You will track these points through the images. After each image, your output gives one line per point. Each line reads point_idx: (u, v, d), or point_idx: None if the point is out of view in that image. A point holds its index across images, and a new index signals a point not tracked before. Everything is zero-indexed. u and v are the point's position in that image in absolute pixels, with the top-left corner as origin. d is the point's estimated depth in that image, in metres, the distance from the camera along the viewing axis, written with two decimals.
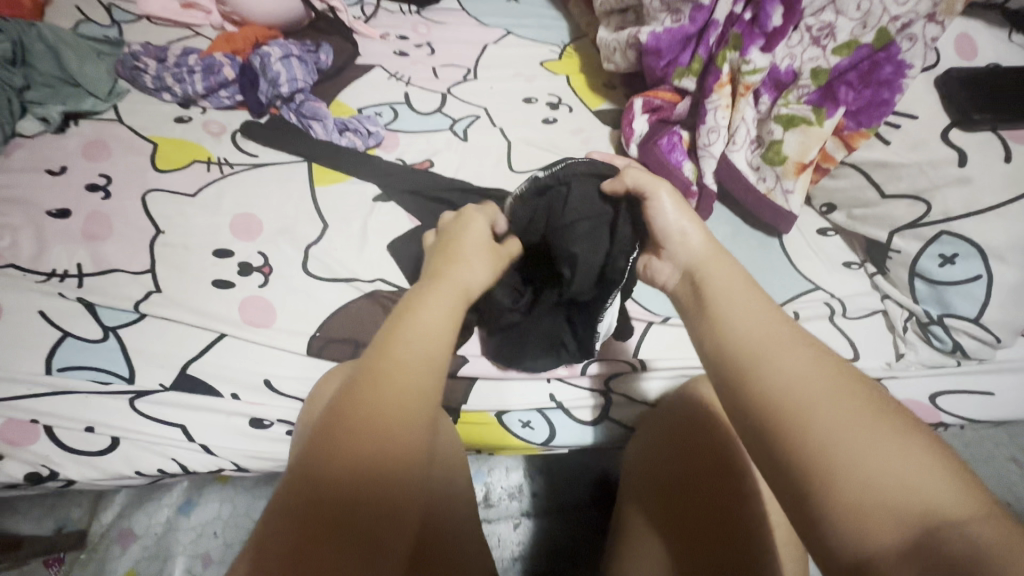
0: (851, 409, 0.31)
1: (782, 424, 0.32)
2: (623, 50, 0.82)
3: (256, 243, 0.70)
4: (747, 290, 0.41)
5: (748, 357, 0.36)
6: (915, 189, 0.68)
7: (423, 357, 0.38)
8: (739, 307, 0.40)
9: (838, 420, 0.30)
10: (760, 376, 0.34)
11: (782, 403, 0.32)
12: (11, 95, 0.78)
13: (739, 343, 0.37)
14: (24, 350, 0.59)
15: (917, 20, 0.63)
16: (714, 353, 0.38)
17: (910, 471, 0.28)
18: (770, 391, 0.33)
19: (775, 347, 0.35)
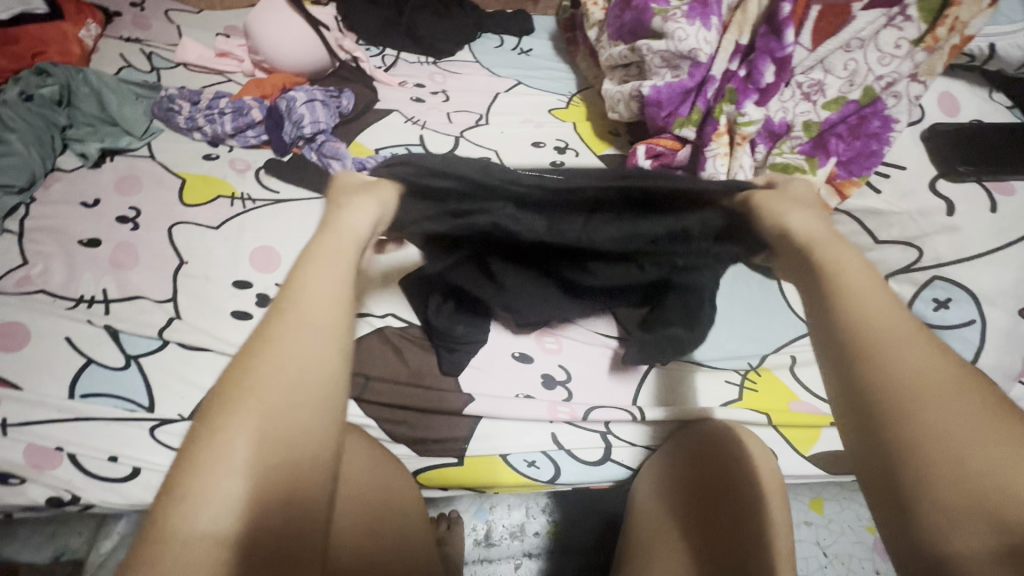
0: (962, 415, 0.32)
1: (891, 416, 0.33)
2: (627, 101, 0.87)
3: (274, 275, 0.74)
4: (871, 275, 0.38)
5: (863, 349, 0.35)
6: (907, 236, 0.70)
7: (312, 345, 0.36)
8: (864, 292, 0.37)
9: (939, 416, 0.32)
10: (877, 367, 0.34)
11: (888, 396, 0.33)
12: (55, 133, 0.84)
13: (860, 328, 0.36)
14: (51, 373, 0.62)
15: (901, 79, 0.68)
16: (828, 337, 0.37)
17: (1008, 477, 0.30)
18: (881, 384, 0.34)
19: (899, 344, 0.35)
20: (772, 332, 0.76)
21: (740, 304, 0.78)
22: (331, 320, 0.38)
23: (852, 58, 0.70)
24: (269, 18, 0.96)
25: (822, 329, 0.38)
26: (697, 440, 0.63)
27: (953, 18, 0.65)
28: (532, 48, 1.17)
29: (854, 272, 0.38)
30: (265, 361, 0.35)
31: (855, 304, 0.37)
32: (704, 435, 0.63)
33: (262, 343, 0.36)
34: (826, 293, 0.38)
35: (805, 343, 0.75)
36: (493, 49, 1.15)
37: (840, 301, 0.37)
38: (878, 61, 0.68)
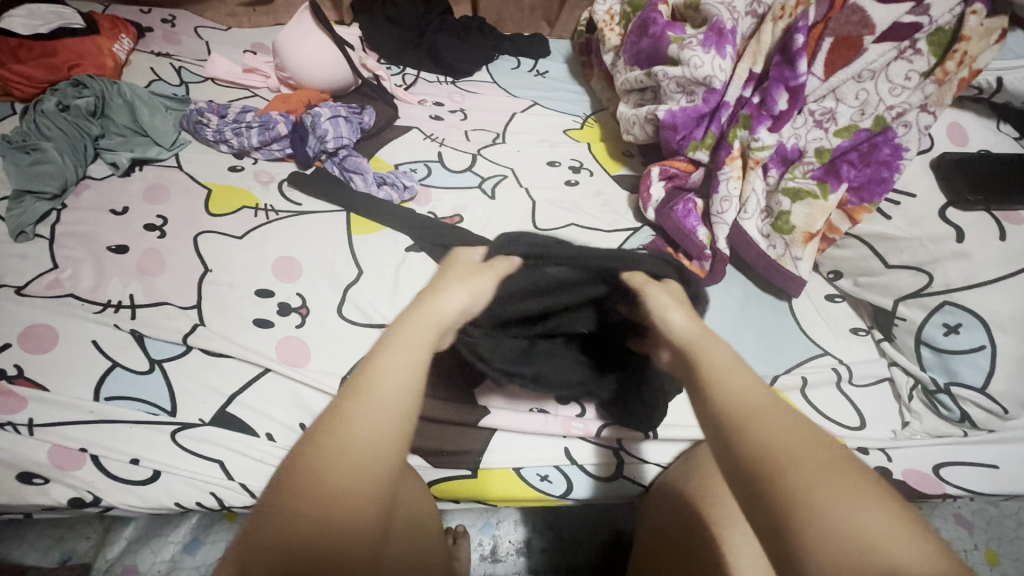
0: (828, 468, 0.36)
1: (768, 478, 0.36)
2: (642, 124, 0.90)
3: (296, 284, 0.75)
4: (732, 359, 0.46)
5: (741, 415, 0.40)
6: (917, 261, 0.72)
7: (389, 406, 0.41)
8: (726, 370, 0.44)
9: (803, 469, 0.36)
10: (748, 432, 0.39)
11: (769, 454, 0.37)
12: (88, 142, 0.87)
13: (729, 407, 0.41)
14: (78, 376, 0.64)
15: (911, 110, 0.70)
16: (705, 412, 0.42)
17: (872, 526, 0.33)
18: (751, 452, 0.38)
19: (758, 413, 0.40)
20: (785, 353, 0.76)
21: (751, 324, 0.79)
22: (412, 379, 0.43)
23: (863, 88, 0.72)
24: (298, 37, 1.00)
25: (699, 404, 0.43)
26: (669, 510, 0.62)
27: (962, 53, 0.67)
28: (548, 70, 1.20)
29: (718, 356, 0.46)
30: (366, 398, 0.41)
31: (723, 381, 0.43)
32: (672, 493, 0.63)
33: (361, 376, 0.42)
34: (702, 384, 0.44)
35: (816, 364, 0.76)
36: (509, 70, 1.18)
37: (710, 382, 0.43)
38: (889, 92, 0.70)
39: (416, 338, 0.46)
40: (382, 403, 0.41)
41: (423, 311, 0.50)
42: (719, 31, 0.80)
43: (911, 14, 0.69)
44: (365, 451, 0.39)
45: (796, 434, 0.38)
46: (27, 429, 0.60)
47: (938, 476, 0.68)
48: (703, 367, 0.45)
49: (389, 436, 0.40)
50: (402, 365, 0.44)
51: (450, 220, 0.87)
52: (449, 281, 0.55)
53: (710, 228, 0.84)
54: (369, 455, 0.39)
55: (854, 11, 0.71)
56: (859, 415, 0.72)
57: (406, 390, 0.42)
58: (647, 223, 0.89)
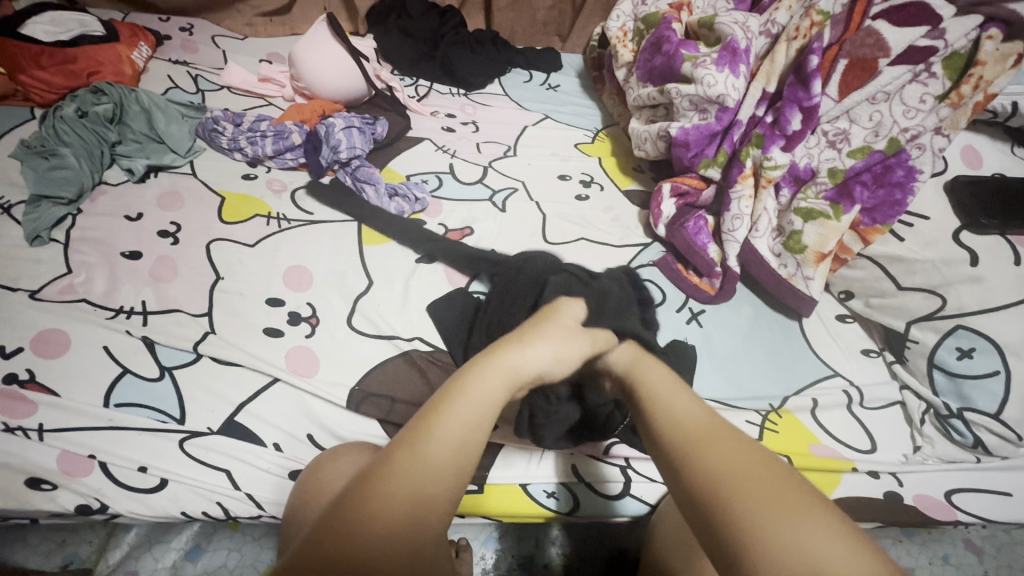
0: (758, 481, 0.43)
1: (708, 488, 0.43)
2: (654, 140, 0.90)
3: (306, 294, 0.76)
4: (674, 387, 0.53)
5: (685, 438, 0.47)
6: (929, 284, 0.71)
7: (440, 437, 0.45)
8: (672, 398, 0.51)
9: (744, 489, 0.43)
10: (696, 457, 0.46)
11: (709, 473, 0.44)
12: (105, 148, 0.88)
13: (681, 433, 0.48)
14: (88, 382, 0.64)
15: (925, 132, 0.69)
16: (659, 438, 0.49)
17: (801, 531, 0.39)
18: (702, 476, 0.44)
19: (710, 441, 0.47)
20: (795, 373, 0.76)
21: (761, 343, 0.78)
22: (464, 418, 0.46)
23: (877, 110, 0.72)
24: (313, 48, 1.01)
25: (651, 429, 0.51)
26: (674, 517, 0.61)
27: (977, 77, 0.66)
28: (560, 84, 1.21)
29: (665, 387, 0.53)
30: (423, 444, 0.44)
31: (667, 409, 0.50)
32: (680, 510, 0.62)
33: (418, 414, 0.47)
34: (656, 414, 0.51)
35: (826, 386, 0.75)
36: (522, 83, 1.19)
37: (661, 411, 0.50)
38: (903, 114, 0.70)
39: (484, 393, 0.48)
40: (441, 445, 0.44)
41: (493, 364, 0.51)
42: (733, 51, 0.81)
43: (926, 37, 0.68)
44: (423, 479, 0.43)
45: (731, 452, 0.45)
46: (37, 434, 0.60)
47: (950, 502, 0.67)
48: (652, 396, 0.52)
49: (440, 462, 0.44)
50: (468, 416, 0.46)
51: (460, 232, 0.87)
52: (532, 333, 0.55)
53: (720, 246, 0.84)
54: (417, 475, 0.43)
55: (870, 34, 0.71)
56: (870, 438, 0.71)
57: (468, 435, 0.46)
58: (658, 239, 0.89)
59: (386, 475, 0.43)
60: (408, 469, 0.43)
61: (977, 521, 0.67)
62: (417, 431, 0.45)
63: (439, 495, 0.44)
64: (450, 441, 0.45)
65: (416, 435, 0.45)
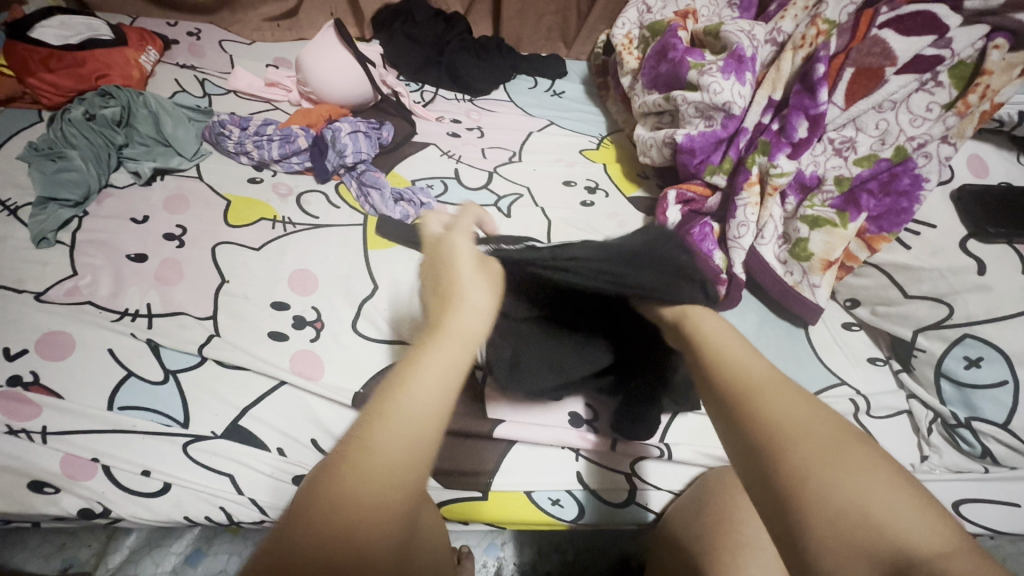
0: (826, 443, 0.35)
1: (772, 445, 0.36)
2: (659, 147, 0.91)
3: (311, 297, 0.75)
4: (730, 333, 0.48)
5: (739, 398, 0.40)
6: (937, 292, 0.71)
7: (438, 396, 0.35)
8: (726, 358, 0.44)
9: (818, 456, 0.35)
10: (762, 407, 0.39)
11: (764, 434, 0.37)
12: (112, 151, 0.88)
13: (737, 385, 0.42)
14: (92, 384, 0.64)
15: (932, 141, 0.69)
16: (712, 401, 0.42)
17: (867, 498, 0.33)
18: (770, 428, 0.37)
19: (769, 392, 0.40)
20: (801, 381, 0.75)
21: (767, 350, 0.78)
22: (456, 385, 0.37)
23: (884, 118, 0.72)
24: (321, 53, 1.01)
25: (704, 383, 0.45)
26: (702, 494, 0.64)
27: (985, 86, 0.66)
28: (565, 90, 1.21)
29: (717, 342, 0.46)
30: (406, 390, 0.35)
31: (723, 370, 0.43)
32: (689, 519, 0.62)
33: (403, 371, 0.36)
34: (707, 359, 0.46)
35: (834, 394, 0.75)
36: (527, 90, 1.20)
37: (721, 363, 0.44)
38: (910, 122, 0.70)
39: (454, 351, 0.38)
40: (427, 395, 0.35)
41: (451, 327, 0.40)
42: (739, 58, 0.81)
43: (933, 46, 0.69)
44: (396, 453, 0.33)
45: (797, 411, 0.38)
46: (41, 437, 0.60)
47: (958, 513, 0.66)
48: (712, 350, 0.46)
49: (425, 434, 0.34)
50: (440, 368, 0.36)
51: None
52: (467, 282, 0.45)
53: (726, 252, 0.83)
54: (405, 451, 0.33)
55: (876, 43, 0.72)
56: None
57: (454, 389, 0.36)
58: None
59: (368, 438, 0.33)
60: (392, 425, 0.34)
61: (984, 531, 0.66)
62: (399, 380, 0.35)
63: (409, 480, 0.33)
64: (435, 389, 0.35)
65: (396, 379, 0.35)
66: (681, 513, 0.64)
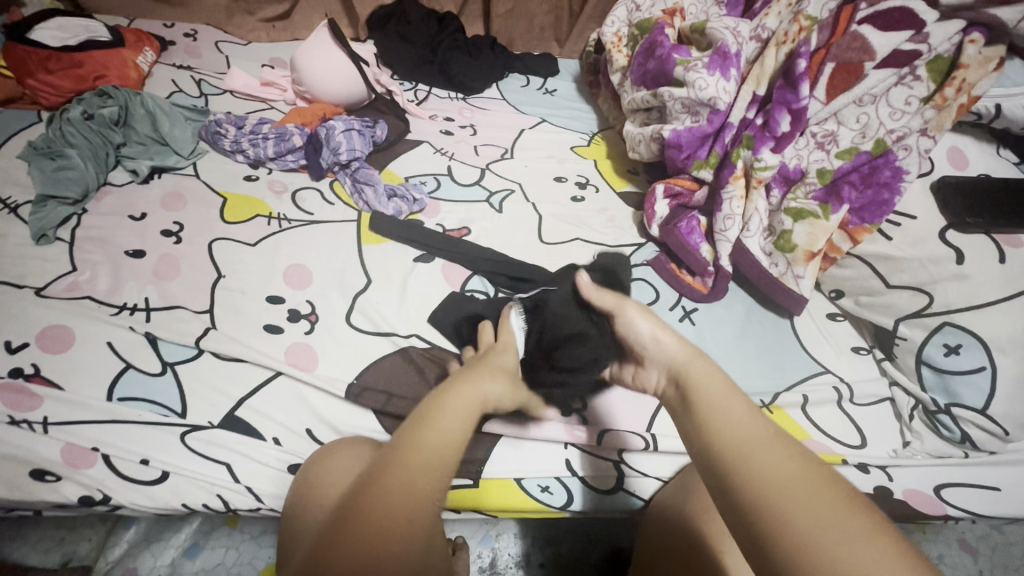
0: (805, 484, 0.42)
1: (751, 490, 0.42)
2: (647, 142, 0.92)
3: (306, 292, 0.77)
4: (722, 380, 0.54)
5: (727, 446, 0.46)
6: (917, 281, 0.72)
7: (430, 446, 0.49)
8: (711, 401, 0.51)
9: (793, 509, 0.40)
10: (744, 466, 0.44)
11: (753, 483, 0.42)
12: (110, 150, 0.89)
13: (721, 435, 0.47)
14: (92, 376, 0.65)
15: (911, 134, 0.71)
16: (698, 443, 0.48)
17: (833, 536, 0.38)
18: (745, 482, 0.43)
19: (748, 445, 0.45)
20: (786, 370, 0.77)
21: (752, 340, 0.80)
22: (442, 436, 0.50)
23: (864, 112, 0.73)
24: (314, 53, 1.03)
25: (692, 439, 0.49)
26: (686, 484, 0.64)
27: (961, 80, 0.68)
28: (557, 88, 1.23)
29: (710, 384, 0.53)
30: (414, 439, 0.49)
31: (708, 410, 0.50)
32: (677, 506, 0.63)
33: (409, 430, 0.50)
34: (694, 414, 0.51)
35: (818, 382, 0.76)
36: (519, 88, 1.21)
37: (706, 411, 0.50)
38: (889, 116, 0.72)
39: (457, 401, 0.54)
40: (430, 447, 0.49)
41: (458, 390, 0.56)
42: (724, 55, 0.83)
43: (911, 41, 0.71)
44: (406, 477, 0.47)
45: (785, 462, 0.43)
46: (42, 427, 0.61)
47: (940, 498, 0.68)
48: (697, 404, 0.52)
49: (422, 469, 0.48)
50: (444, 424, 0.51)
51: (457, 233, 0.88)
52: (486, 370, 0.61)
53: (713, 245, 0.85)
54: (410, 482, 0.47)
55: (856, 38, 0.73)
56: (860, 433, 0.72)
57: (447, 440, 0.50)
58: (652, 240, 0.91)
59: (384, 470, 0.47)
60: (398, 472, 0.47)
61: (966, 514, 0.68)
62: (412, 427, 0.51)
63: (417, 488, 0.47)
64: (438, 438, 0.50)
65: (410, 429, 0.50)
66: (661, 512, 0.64)
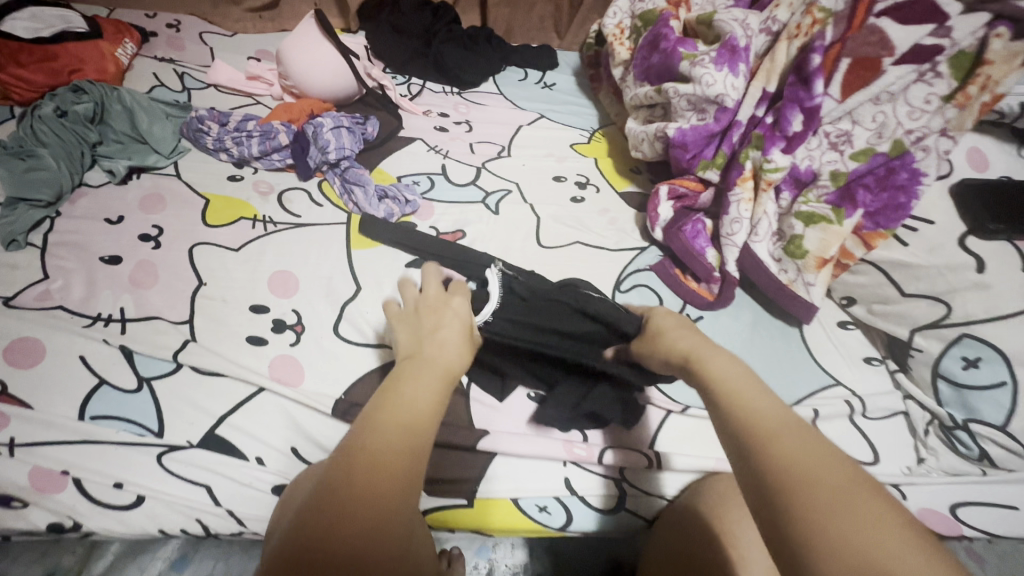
0: (841, 483, 0.33)
1: (778, 487, 0.34)
2: (651, 141, 0.88)
3: (292, 300, 0.73)
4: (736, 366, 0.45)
5: (750, 432, 0.37)
6: (934, 291, 0.69)
7: (414, 409, 0.41)
8: (734, 384, 0.42)
9: (825, 507, 0.32)
10: (772, 450, 0.36)
11: (781, 472, 0.34)
12: (85, 149, 0.85)
13: (744, 418, 0.39)
14: (62, 393, 0.61)
15: (931, 134, 0.67)
16: (722, 428, 0.40)
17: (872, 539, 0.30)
18: (771, 469, 0.35)
19: (773, 431, 0.37)
20: (795, 382, 0.73)
21: (760, 349, 0.76)
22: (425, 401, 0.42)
23: (881, 111, 0.70)
24: (301, 45, 0.98)
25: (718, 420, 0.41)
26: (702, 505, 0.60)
27: (985, 77, 0.63)
28: (556, 82, 1.18)
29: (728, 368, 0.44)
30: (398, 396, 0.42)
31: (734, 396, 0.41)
32: (688, 516, 0.60)
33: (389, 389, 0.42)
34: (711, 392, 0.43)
35: (828, 396, 0.73)
36: (517, 81, 1.17)
37: (727, 395, 0.41)
38: (907, 115, 0.68)
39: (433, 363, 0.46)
40: (413, 406, 0.41)
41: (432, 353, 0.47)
42: (732, 49, 0.78)
43: (932, 36, 0.65)
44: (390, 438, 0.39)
45: (809, 452, 0.35)
46: (8, 449, 0.58)
47: (956, 517, 0.64)
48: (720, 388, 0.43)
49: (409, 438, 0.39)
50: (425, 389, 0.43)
51: (451, 236, 0.84)
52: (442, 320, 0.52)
53: (719, 249, 0.82)
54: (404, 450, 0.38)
55: (873, 32, 0.68)
56: (873, 449, 0.69)
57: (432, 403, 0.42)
58: (655, 244, 0.87)
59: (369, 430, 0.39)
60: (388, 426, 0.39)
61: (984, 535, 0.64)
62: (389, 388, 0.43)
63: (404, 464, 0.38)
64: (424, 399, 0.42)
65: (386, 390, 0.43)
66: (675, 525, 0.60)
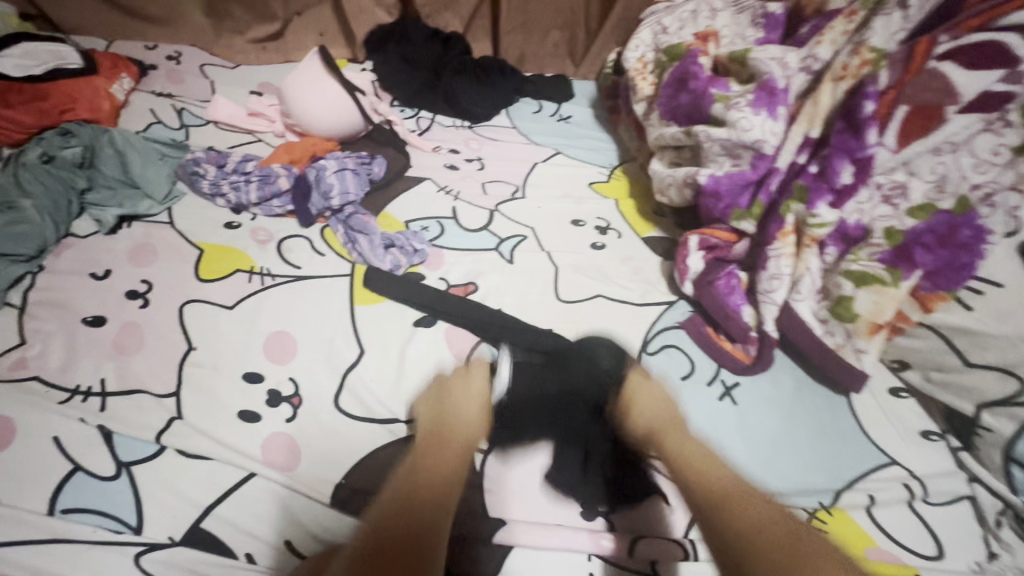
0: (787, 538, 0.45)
1: (741, 530, 0.46)
2: (679, 187, 0.82)
3: (289, 367, 0.67)
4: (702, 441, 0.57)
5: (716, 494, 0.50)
6: (1005, 362, 0.61)
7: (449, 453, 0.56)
8: (695, 449, 0.56)
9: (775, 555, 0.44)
10: (736, 503, 0.48)
11: (744, 529, 0.46)
12: (73, 197, 0.80)
13: (708, 476, 0.52)
14: (30, 483, 0.55)
15: (1002, 190, 0.59)
16: (694, 491, 0.51)
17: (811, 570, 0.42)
18: (741, 527, 0.46)
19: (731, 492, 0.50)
20: (847, 461, 0.66)
21: (804, 421, 0.69)
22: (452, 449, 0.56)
23: (941, 162, 0.62)
24: (306, 82, 0.93)
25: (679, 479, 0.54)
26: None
27: None
28: (572, 115, 1.12)
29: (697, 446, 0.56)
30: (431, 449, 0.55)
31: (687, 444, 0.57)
32: None
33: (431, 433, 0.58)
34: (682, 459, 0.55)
35: (882, 478, 0.65)
36: (531, 115, 1.11)
37: (695, 466, 0.54)
38: (973, 168, 0.60)
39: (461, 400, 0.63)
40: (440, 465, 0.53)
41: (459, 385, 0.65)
42: (770, 90, 0.73)
43: (1004, 81, 0.58)
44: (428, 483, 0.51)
45: (768, 518, 0.47)
46: None
47: None
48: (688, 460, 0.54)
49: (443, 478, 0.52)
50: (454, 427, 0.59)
51: (462, 289, 0.78)
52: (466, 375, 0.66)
53: (756, 307, 0.74)
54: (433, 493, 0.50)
55: (935, 77, 0.61)
56: (937, 542, 0.60)
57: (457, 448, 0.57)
58: (684, 297, 0.80)
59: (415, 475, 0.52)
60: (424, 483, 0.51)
61: None
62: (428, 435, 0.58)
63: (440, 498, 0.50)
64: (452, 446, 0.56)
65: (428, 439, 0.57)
66: None
